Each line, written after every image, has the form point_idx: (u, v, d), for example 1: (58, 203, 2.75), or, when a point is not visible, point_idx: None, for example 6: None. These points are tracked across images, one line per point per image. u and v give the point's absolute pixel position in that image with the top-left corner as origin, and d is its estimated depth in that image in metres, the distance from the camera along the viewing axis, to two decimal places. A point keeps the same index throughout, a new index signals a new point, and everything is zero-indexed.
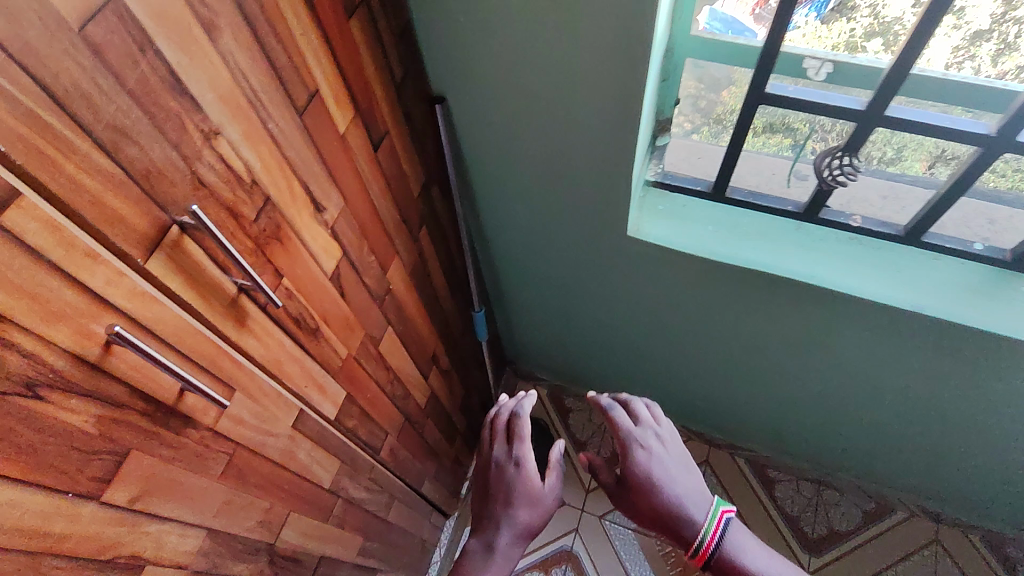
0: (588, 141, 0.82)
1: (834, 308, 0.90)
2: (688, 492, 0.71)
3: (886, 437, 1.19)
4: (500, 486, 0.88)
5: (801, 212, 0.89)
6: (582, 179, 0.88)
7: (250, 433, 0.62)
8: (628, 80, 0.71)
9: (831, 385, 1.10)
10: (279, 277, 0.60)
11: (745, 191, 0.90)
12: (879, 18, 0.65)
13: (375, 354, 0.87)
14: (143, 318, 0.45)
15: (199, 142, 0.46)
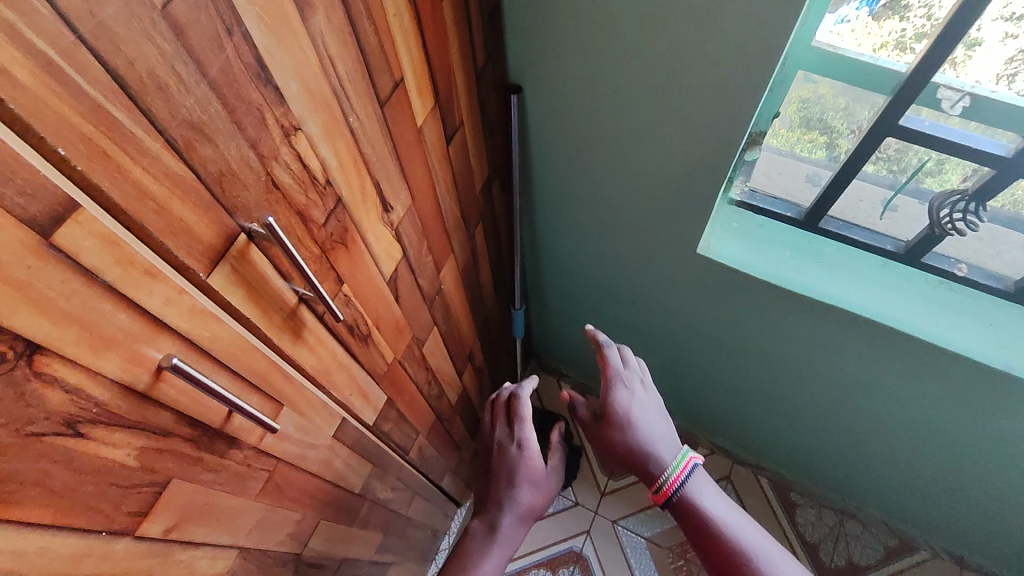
0: (676, 155, 0.74)
1: (919, 357, 0.82)
2: (661, 435, 0.75)
3: (939, 491, 1.11)
4: (502, 467, 0.86)
5: (900, 255, 0.81)
6: (659, 194, 0.80)
7: (290, 448, 0.56)
8: (742, 92, 0.64)
9: (891, 432, 1.02)
10: (340, 284, 0.54)
11: (841, 224, 0.83)
12: (933, 20, 0.60)
13: (418, 357, 0.81)
14: (199, 339, 0.39)
15: (278, 138, 0.40)
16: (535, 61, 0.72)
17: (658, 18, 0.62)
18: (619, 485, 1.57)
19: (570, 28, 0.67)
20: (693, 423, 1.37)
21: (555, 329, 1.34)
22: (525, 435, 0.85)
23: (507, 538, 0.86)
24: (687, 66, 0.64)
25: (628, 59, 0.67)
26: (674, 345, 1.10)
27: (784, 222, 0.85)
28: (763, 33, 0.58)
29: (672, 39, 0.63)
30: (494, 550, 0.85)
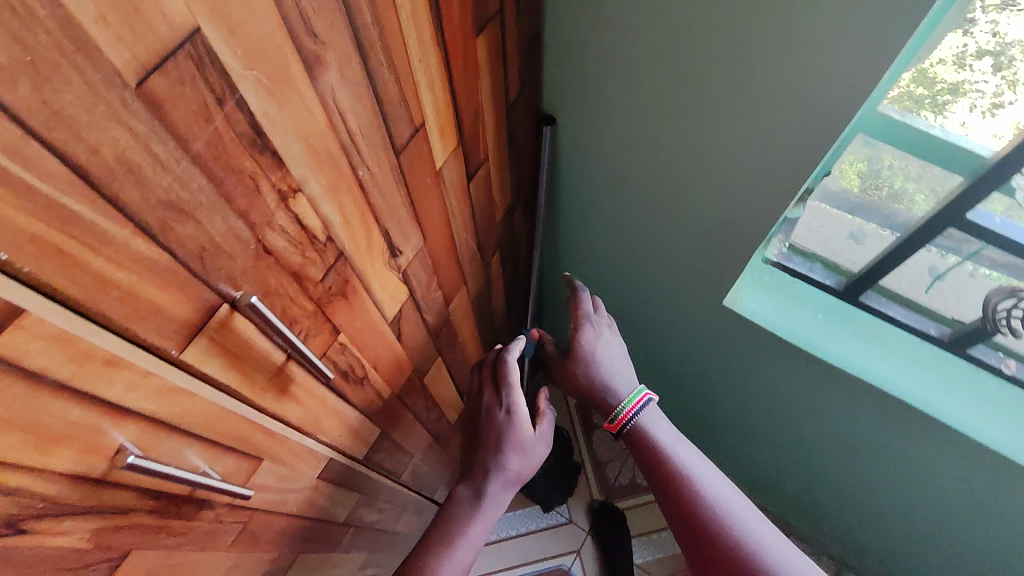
0: (724, 199, 0.65)
1: (958, 455, 0.75)
2: (622, 374, 0.72)
3: None
4: (489, 432, 0.75)
5: (943, 343, 0.76)
6: (695, 240, 0.72)
7: (269, 496, 0.53)
8: (809, 143, 0.54)
9: (917, 533, 0.93)
10: (335, 335, 0.50)
11: (885, 301, 0.78)
12: (998, 36, 0.53)
13: (418, 387, 0.77)
14: (167, 416, 0.36)
15: (273, 203, 0.36)
16: (580, 83, 0.65)
17: (724, 46, 0.53)
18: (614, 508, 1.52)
19: (624, 45, 0.59)
20: None
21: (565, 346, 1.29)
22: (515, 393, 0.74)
23: (490, 513, 0.74)
24: (749, 105, 0.55)
25: (683, 85, 0.58)
26: (691, 398, 1.03)
27: (823, 290, 0.80)
28: (842, 79, 0.49)
29: (738, 70, 0.54)
30: (476, 527, 0.72)
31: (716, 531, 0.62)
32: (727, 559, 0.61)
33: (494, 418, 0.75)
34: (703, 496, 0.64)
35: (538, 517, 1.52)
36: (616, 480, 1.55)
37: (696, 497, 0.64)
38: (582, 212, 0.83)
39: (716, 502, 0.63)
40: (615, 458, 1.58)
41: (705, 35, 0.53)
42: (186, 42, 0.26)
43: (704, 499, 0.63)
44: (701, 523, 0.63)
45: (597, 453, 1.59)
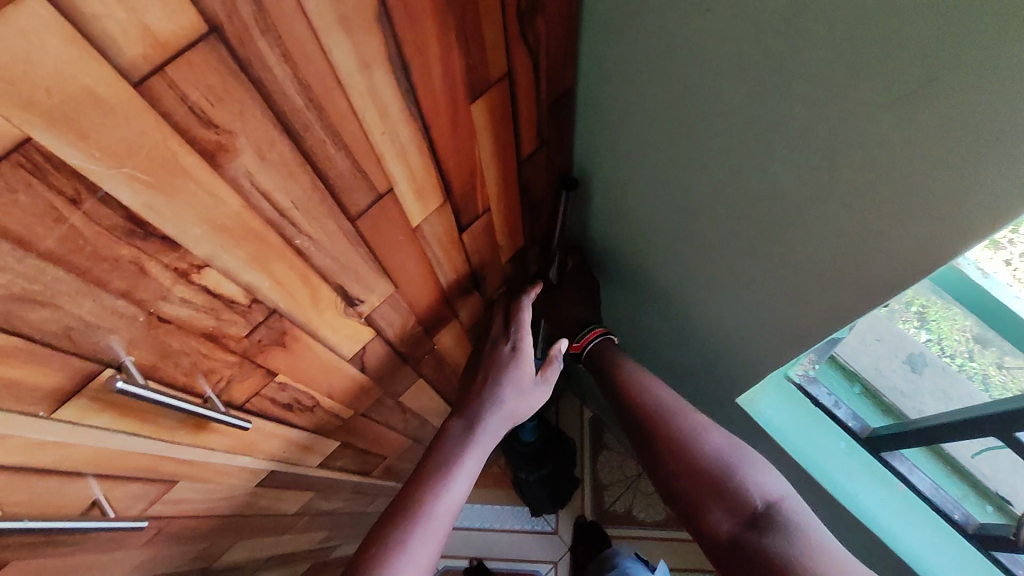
0: (788, 306, 0.54)
1: None
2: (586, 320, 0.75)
3: None
4: (489, 365, 0.68)
5: (965, 532, 0.68)
6: (741, 334, 0.62)
7: (190, 505, 0.54)
8: (900, 269, 0.43)
9: None
10: (271, 376, 0.49)
11: (910, 464, 0.70)
12: None
13: (391, 403, 0.76)
14: (37, 464, 0.35)
15: (169, 280, 0.34)
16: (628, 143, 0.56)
17: (810, 143, 0.41)
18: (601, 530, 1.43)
19: (688, 119, 0.48)
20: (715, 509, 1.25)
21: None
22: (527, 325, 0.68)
23: (485, 448, 0.65)
24: (830, 219, 0.45)
25: (755, 177, 0.47)
26: None
27: (844, 431, 0.73)
28: (959, 203, 0.36)
29: (822, 181, 0.43)
30: (471, 458, 0.63)
31: (660, 415, 0.63)
32: (674, 435, 0.61)
33: (498, 351, 0.69)
34: (647, 389, 0.65)
35: (523, 518, 1.47)
36: (610, 504, 1.45)
37: (641, 387, 0.65)
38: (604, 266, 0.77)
39: (661, 391, 0.65)
40: (617, 482, 1.47)
41: (784, 116, 0.41)
42: (13, 152, 0.23)
43: (648, 391, 0.65)
44: (645, 409, 0.64)
45: (600, 473, 1.48)
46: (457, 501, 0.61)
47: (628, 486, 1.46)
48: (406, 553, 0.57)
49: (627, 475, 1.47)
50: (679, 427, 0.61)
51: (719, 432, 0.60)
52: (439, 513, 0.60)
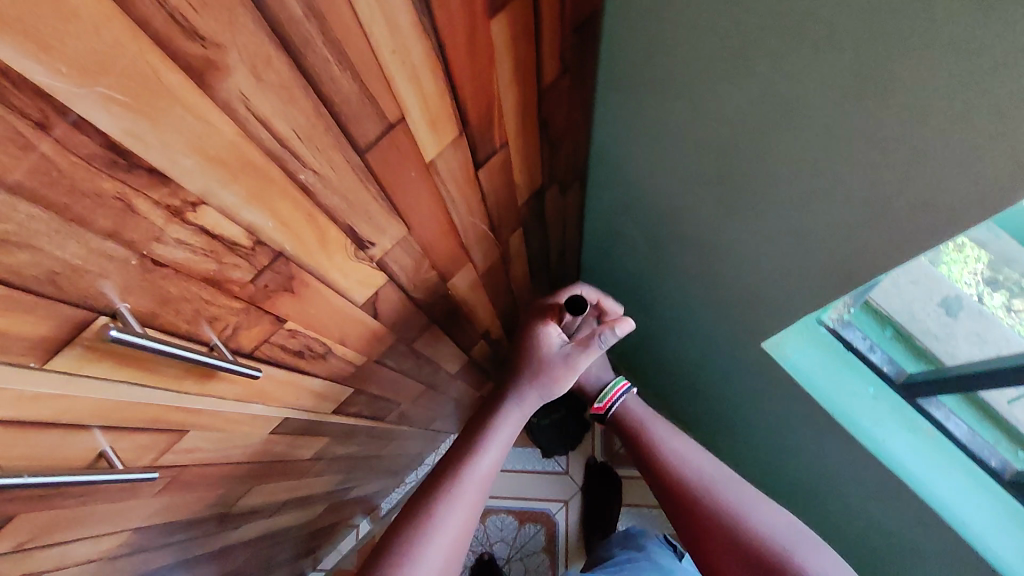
0: (833, 239, 0.54)
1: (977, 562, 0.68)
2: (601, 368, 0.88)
3: None
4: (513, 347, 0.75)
5: (1001, 479, 0.68)
6: (782, 267, 0.61)
7: (204, 454, 0.53)
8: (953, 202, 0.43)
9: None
10: (279, 323, 0.46)
11: (947, 411, 0.69)
12: None
13: (405, 350, 0.74)
14: (35, 417, 0.33)
15: (161, 219, 0.30)
16: (676, 68, 0.54)
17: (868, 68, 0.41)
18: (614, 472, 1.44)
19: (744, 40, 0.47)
20: None
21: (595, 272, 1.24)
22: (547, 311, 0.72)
23: (510, 426, 0.71)
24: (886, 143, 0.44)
25: (811, 109, 0.47)
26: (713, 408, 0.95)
27: (878, 374, 0.72)
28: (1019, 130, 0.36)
29: (880, 108, 0.42)
30: (498, 436, 0.70)
31: (705, 489, 0.74)
32: (722, 512, 0.72)
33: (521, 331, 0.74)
34: (686, 462, 0.77)
35: (535, 459, 1.47)
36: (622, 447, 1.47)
37: (682, 460, 0.77)
38: (636, 200, 0.74)
39: (702, 465, 0.77)
40: None
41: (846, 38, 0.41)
42: None
43: (688, 465, 0.77)
44: (690, 481, 0.75)
45: None
46: (482, 472, 0.68)
47: None
48: (433, 530, 0.63)
49: None
50: (726, 502, 0.73)
51: (766, 515, 0.71)
52: (464, 488, 0.66)
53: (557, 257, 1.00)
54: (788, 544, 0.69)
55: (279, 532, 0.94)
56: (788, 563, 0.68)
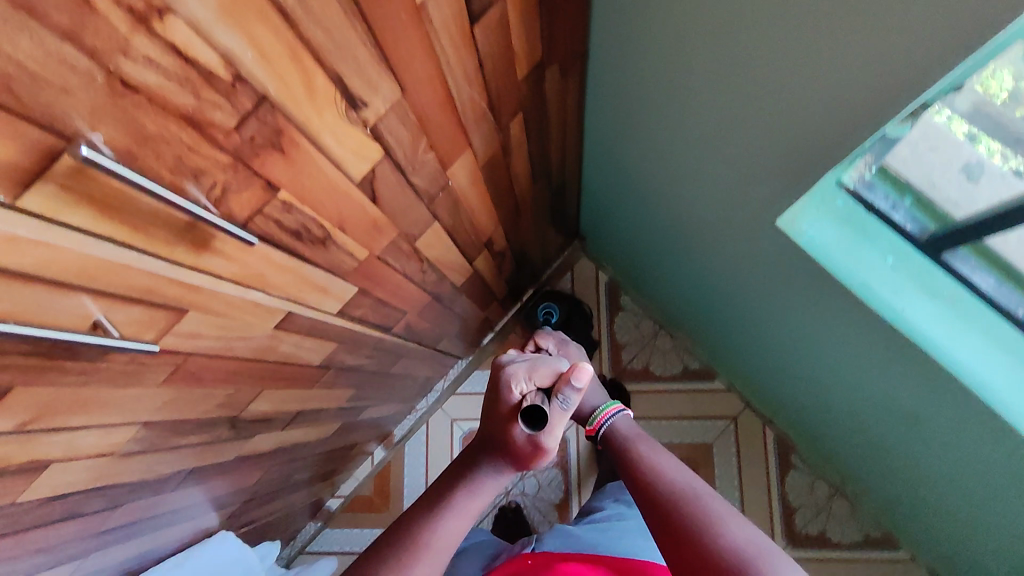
0: (853, 70, 0.53)
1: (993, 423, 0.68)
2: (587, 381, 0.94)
3: (954, 510, 1.04)
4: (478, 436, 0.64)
5: None
6: (803, 115, 0.60)
7: (206, 342, 0.51)
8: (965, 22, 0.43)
9: (923, 451, 0.96)
10: (272, 191, 0.44)
11: (973, 265, 0.67)
12: None
13: (407, 250, 0.72)
14: (18, 266, 0.31)
15: (124, 27, 0.27)
16: None
17: None
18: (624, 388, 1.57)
19: None
20: (738, 343, 1.30)
21: (597, 181, 1.19)
22: (516, 388, 0.64)
23: (484, 497, 0.62)
24: None
25: None
26: None
27: (902, 236, 0.70)
28: None
29: None
30: (470, 505, 0.61)
31: (671, 497, 0.61)
32: (684, 521, 0.58)
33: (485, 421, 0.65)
34: (661, 475, 0.64)
35: None
36: (629, 362, 1.58)
37: (658, 473, 0.65)
38: (660, 56, 0.71)
39: (680, 477, 0.64)
40: (634, 341, 1.59)
41: None
42: None
43: (663, 478, 0.64)
44: (658, 492, 0.62)
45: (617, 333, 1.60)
46: (452, 538, 0.59)
47: (645, 344, 1.59)
48: None
49: (642, 334, 1.59)
50: (691, 513, 0.58)
51: (735, 528, 0.56)
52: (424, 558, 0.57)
53: (560, 155, 0.96)
54: (750, 560, 0.54)
55: (296, 447, 0.95)
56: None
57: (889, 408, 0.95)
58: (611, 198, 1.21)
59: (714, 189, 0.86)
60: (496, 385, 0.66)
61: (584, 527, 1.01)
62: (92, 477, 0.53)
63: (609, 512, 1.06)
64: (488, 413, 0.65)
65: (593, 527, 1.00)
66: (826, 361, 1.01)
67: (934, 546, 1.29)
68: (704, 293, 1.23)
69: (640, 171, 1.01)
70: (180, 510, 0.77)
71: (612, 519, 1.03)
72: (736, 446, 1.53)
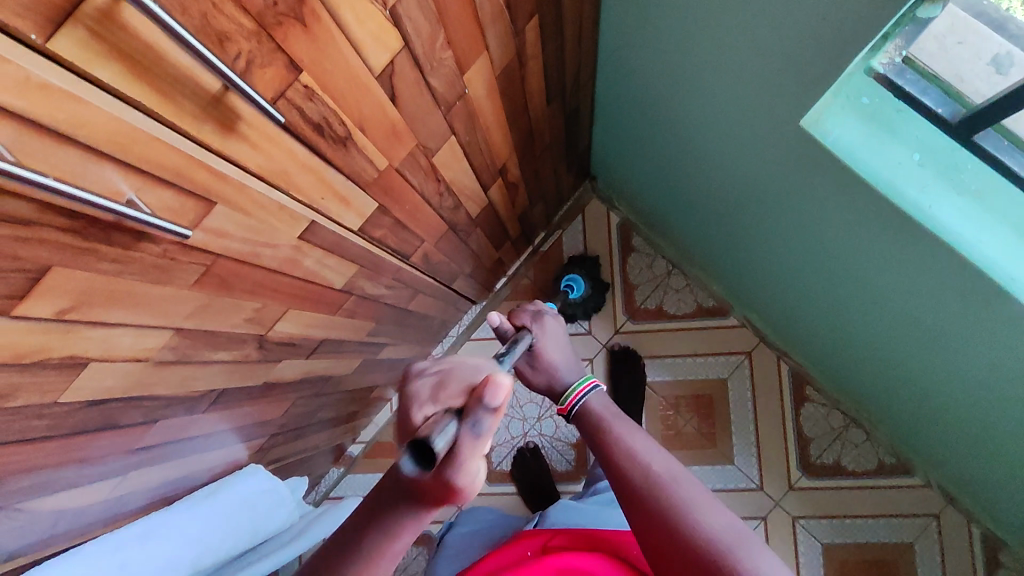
0: None
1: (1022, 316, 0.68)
2: (565, 361, 0.83)
3: (972, 421, 1.05)
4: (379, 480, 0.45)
5: None
6: None
7: (235, 245, 0.51)
8: None
9: (943, 364, 0.97)
10: (295, 72, 0.43)
11: (1006, 147, 0.61)
12: None
13: (425, 166, 0.71)
14: (51, 120, 0.31)
15: None
16: None
17: None
18: (638, 328, 1.58)
19: None
20: (754, 271, 1.30)
21: (610, 110, 1.17)
22: (419, 410, 0.44)
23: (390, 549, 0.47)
24: None
25: None
26: None
27: (931, 121, 0.65)
28: None
29: None
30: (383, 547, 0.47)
31: (647, 489, 0.64)
32: (666, 517, 0.62)
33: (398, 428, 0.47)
34: (636, 459, 0.66)
35: None
36: (642, 303, 1.59)
37: (634, 458, 0.66)
38: None
39: (654, 462, 0.66)
40: (646, 282, 1.59)
41: None
42: None
43: (638, 463, 0.66)
44: (634, 480, 0.65)
45: (630, 274, 1.60)
46: None
47: (658, 284, 1.59)
48: None
49: (655, 274, 1.59)
50: (668, 503, 0.62)
51: (708, 515, 0.61)
52: None
53: (573, 74, 0.94)
54: (726, 546, 0.59)
55: (320, 382, 0.96)
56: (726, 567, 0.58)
57: (910, 322, 0.95)
58: (623, 128, 1.19)
59: (733, 101, 0.84)
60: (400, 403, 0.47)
61: (587, 504, 1.10)
62: (129, 384, 0.53)
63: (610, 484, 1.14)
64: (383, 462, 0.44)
65: (594, 503, 1.10)
66: (845, 280, 1.00)
67: (950, 466, 1.32)
68: (719, 222, 1.21)
69: (655, 91, 0.99)
70: (211, 436, 0.78)
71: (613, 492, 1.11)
72: (751, 381, 1.54)
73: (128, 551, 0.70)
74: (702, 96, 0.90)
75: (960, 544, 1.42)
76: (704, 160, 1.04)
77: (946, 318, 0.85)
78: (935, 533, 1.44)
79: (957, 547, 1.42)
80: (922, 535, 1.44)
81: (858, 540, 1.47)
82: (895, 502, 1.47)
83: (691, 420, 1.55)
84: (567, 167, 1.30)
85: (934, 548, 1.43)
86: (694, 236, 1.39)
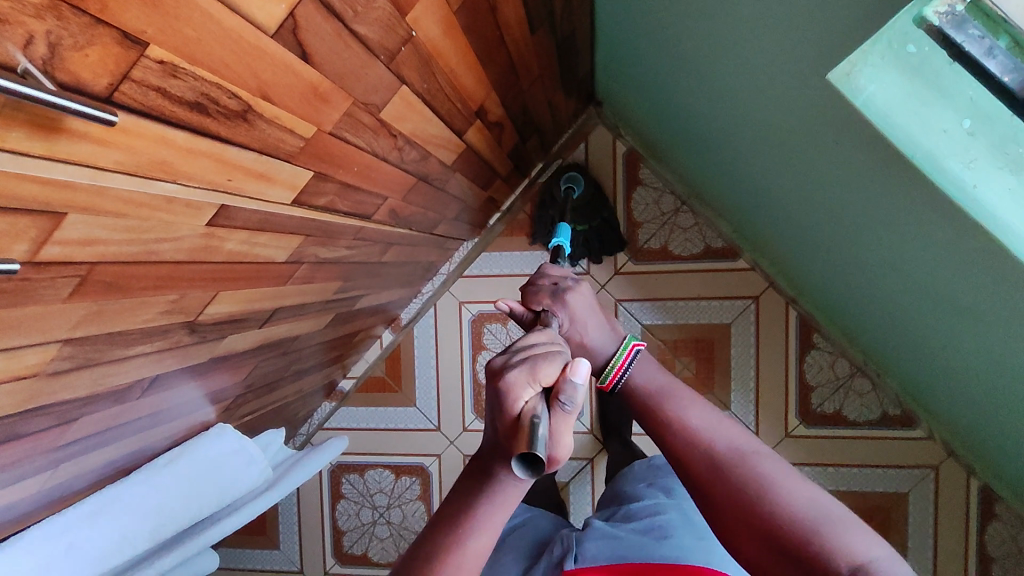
0: None
1: None
2: (601, 334, 0.74)
3: (991, 392, 0.97)
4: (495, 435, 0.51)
5: None
6: None
7: (115, 249, 0.43)
8: None
9: (966, 337, 0.88)
10: (134, 46, 0.32)
11: None
12: None
13: (371, 123, 0.59)
14: None
15: None
16: None
17: None
18: (640, 269, 1.49)
19: None
20: (769, 217, 1.18)
21: (614, 30, 1.01)
22: (518, 399, 0.48)
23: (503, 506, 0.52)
24: None
25: None
26: None
27: (992, 90, 0.50)
28: None
29: None
30: (486, 516, 0.52)
31: (711, 472, 0.59)
32: (737, 493, 0.57)
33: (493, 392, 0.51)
34: (696, 439, 0.61)
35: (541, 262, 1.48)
36: (646, 242, 1.48)
37: (693, 439, 0.61)
38: None
39: (714, 441, 0.61)
40: (653, 219, 1.47)
41: None
42: None
43: (698, 443, 0.61)
44: (701, 458, 0.60)
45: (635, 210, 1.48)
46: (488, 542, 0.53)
47: (665, 223, 1.47)
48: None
49: (663, 211, 1.47)
50: (736, 485, 0.58)
51: (787, 491, 0.56)
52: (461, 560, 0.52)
53: None
54: (809, 523, 0.53)
55: (285, 342, 0.90)
56: (808, 547, 0.53)
57: (936, 295, 0.85)
58: (630, 52, 1.03)
59: (755, 35, 0.69)
60: (496, 397, 0.50)
61: (626, 529, 0.96)
62: (18, 399, 0.47)
63: (647, 505, 1.00)
64: (494, 438, 0.51)
65: (638, 529, 0.94)
66: (869, 239, 0.89)
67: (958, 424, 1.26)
68: (734, 162, 1.08)
69: (663, 15, 0.83)
70: (161, 411, 0.74)
71: (656, 517, 0.96)
72: (755, 326, 1.46)
73: (75, 533, 0.67)
74: (717, 25, 0.74)
75: (955, 497, 1.40)
76: (719, 94, 0.89)
77: (976, 297, 0.75)
78: (932, 483, 1.41)
79: (951, 499, 1.40)
80: (917, 486, 1.42)
81: (851, 488, 1.45)
82: (894, 454, 1.43)
83: (689, 364, 1.49)
84: (566, 93, 1.15)
85: (928, 498, 1.41)
86: (706, 173, 1.25)
